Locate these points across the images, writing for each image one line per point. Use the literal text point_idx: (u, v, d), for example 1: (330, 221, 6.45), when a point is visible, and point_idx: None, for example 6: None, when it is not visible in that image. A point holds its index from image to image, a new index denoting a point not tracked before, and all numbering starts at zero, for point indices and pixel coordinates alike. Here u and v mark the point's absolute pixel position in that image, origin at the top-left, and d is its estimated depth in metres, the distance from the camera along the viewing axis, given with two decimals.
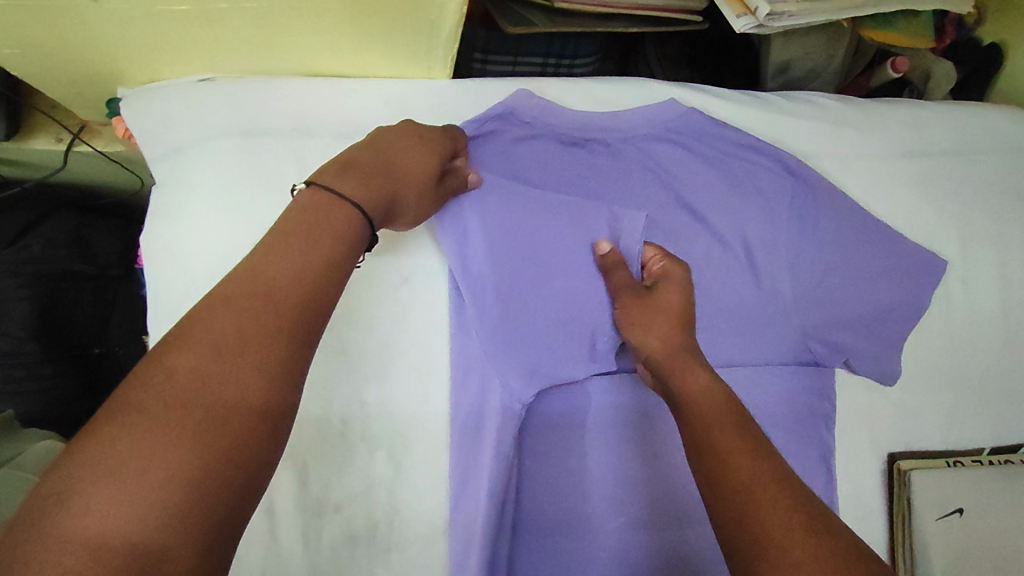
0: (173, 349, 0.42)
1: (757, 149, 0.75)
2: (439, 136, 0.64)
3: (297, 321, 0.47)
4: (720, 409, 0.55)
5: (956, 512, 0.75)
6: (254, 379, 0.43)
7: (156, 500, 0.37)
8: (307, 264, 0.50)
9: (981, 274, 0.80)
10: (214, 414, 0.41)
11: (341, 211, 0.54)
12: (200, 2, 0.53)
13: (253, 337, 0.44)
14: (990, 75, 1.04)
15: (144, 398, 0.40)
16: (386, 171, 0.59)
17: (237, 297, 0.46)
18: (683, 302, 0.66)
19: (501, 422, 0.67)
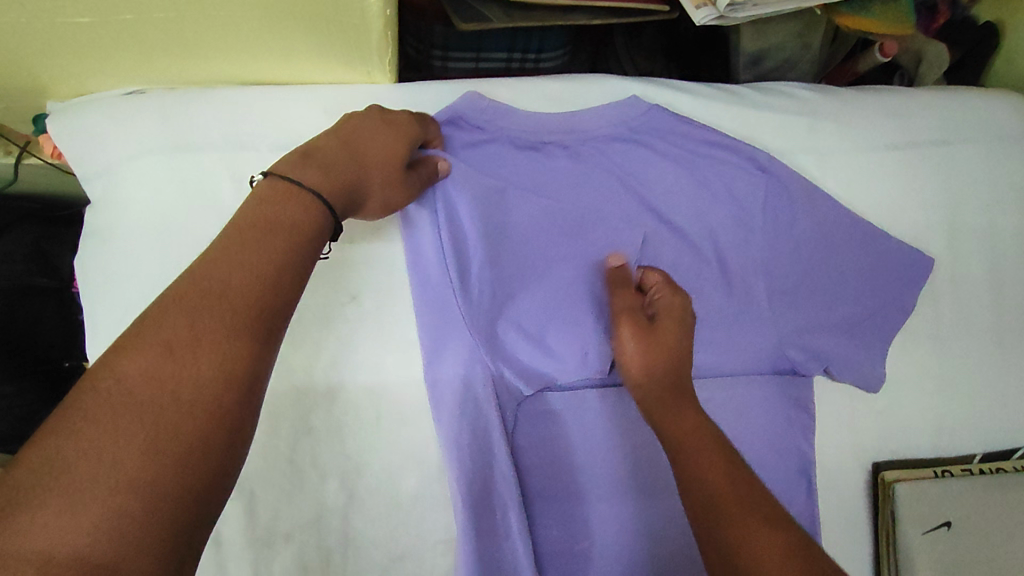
0: (122, 351, 0.39)
1: (726, 145, 0.69)
2: (411, 120, 0.60)
3: (259, 310, 0.44)
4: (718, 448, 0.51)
5: (943, 525, 0.72)
6: (212, 372, 0.40)
7: (108, 508, 0.34)
8: (269, 254, 0.47)
9: (972, 274, 0.75)
10: (170, 412, 0.38)
11: (297, 200, 0.51)
12: (103, 14, 0.51)
13: (210, 334, 0.41)
14: (987, 57, 0.97)
15: (92, 403, 0.37)
16: (350, 157, 0.56)
17: (190, 295, 0.42)
18: (680, 333, 0.62)
19: (458, 447, 0.63)
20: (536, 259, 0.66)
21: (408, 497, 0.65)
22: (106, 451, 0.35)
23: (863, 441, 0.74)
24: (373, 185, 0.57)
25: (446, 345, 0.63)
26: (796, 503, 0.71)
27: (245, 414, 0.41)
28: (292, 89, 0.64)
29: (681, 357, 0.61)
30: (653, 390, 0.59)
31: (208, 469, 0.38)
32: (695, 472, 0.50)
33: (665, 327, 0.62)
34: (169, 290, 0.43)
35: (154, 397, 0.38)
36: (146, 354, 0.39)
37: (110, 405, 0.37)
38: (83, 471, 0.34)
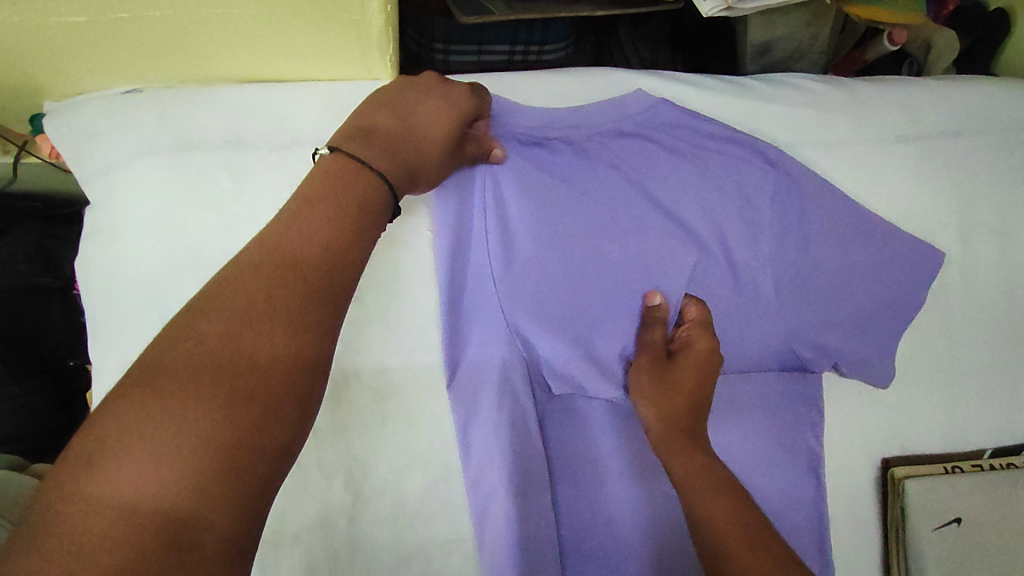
0: (202, 316, 0.42)
1: (732, 139, 0.67)
2: (467, 93, 0.59)
3: (326, 284, 0.46)
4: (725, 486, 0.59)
5: (953, 522, 0.71)
6: (285, 343, 0.43)
7: (191, 465, 0.36)
8: (334, 234, 0.48)
9: (982, 267, 0.74)
10: (244, 382, 0.40)
11: (364, 177, 0.51)
12: (98, 13, 0.50)
13: (282, 305, 0.44)
14: (997, 44, 0.96)
15: (175, 364, 0.39)
16: (408, 135, 0.56)
17: (263, 266, 0.45)
18: (709, 373, 0.65)
19: (482, 446, 0.63)
20: (542, 261, 0.65)
21: (416, 498, 0.64)
22: (188, 411, 0.38)
23: (873, 437, 0.74)
24: (431, 161, 0.57)
25: (455, 340, 0.64)
26: (804, 499, 0.71)
27: (309, 388, 0.44)
28: (292, 86, 0.63)
29: (703, 393, 0.65)
30: (669, 416, 0.64)
31: (274, 441, 0.41)
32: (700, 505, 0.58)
33: (690, 364, 0.65)
34: (240, 262, 0.45)
35: (231, 364, 0.40)
36: (226, 326, 0.42)
37: (191, 368, 0.39)
38: (168, 430, 0.37)
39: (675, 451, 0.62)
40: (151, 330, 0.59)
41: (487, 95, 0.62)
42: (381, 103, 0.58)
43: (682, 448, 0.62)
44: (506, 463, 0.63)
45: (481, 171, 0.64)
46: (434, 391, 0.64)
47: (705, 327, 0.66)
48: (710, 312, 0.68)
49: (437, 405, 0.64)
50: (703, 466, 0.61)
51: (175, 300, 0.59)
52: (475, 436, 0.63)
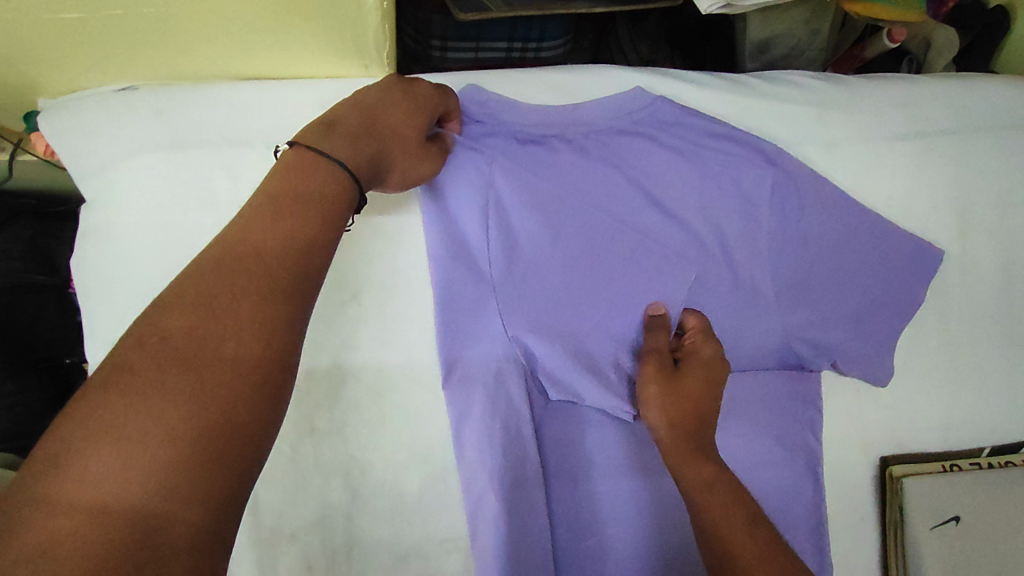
0: (165, 311, 0.40)
1: (731, 137, 0.67)
2: (432, 90, 0.59)
3: (292, 277, 0.44)
4: (740, 499, 0.56)
5: (952, 520, 0.71)
6: (253, 333, 0.41)
7: (159, 461, 0.34)
8: (306, 231, 0.47)
9: (981, 264, 0.74)
10: (216, 376, 0.38)
11: (324, 176, 0.50)
12: (91, 9, 0.50)
13: (245, 297, 0.42)
14: (996, 42, 0.95)
15: (138, 358, 0.37)
16: (375, 129, 0.55)
17: (225, 261, 0.43)
18: (715, 380, 0.64)
19: (479, 447, 0.62)
20: (540, 260, 0.64)
21: (414, 496, 0.64)
22: (157, 407, 0.36)
23: (871, 435, 0.73)
24: (396, 159, 0.57)
25: (454, 341, 0.62)
26: (803, 497, 0.71)
27: (284, 379, 0.42)
28: (288, 83, 0.63)
29: (713, 405, 0.64)
30: (679, 424, 0.62)
31: (251, 431, 0.38)
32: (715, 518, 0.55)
33: (695, 372, 0.64)
34: (203, 258, 0.43)
35: (201, 358, 0.38)
36: (192, 321, 0.40)
37: (158, 364, 0.37)
38: (136, 427, 0.35)
39: (685, 460, 0.60)
40: None
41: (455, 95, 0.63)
42: (344, 99, 0.57)
43: (693, 454, 0.60)
44: (501, 462, 0.63)
45: (477, 168, 0.63)
46: (432, 390, 0.64)
47: (709, 337, 0.66)
48: (704, 316, 0.67)
49: (434, 404, 0.64)
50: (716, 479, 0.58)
51: None
52: (467, 434, 0.62)
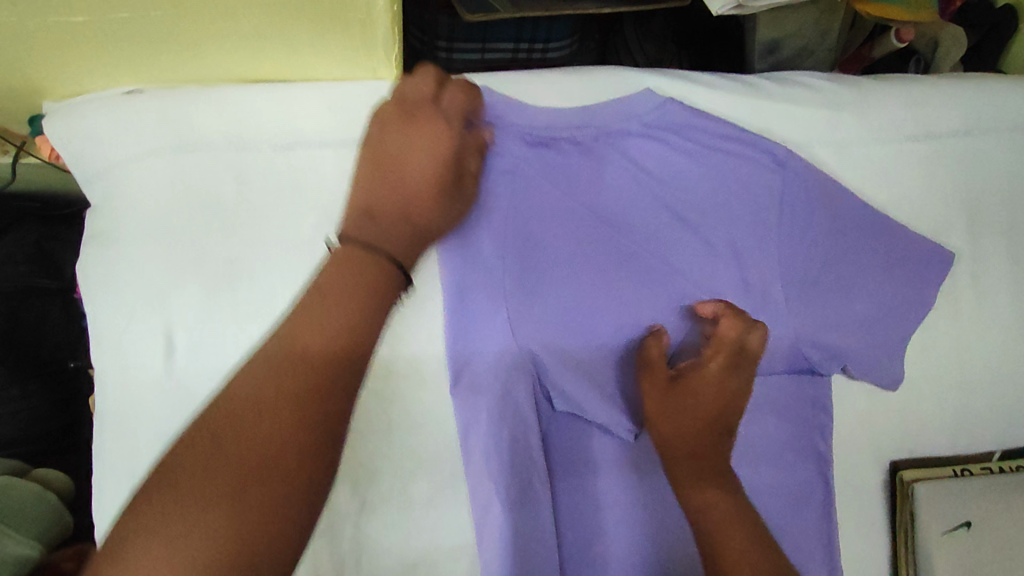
0: (221, 409, 0.44)
1: (743, 140, 0.67)
2: (433, 116, 0.60)
3: (339, 371, 0.47)
4: (746, 512, 0.58)
5: (964, 525, 0.70)
6: (296, 427, 0.44)
7: (199, 556, 0.39)
8: (355, 321, 0.49)
9: (991, 266, 0.73)
10: (263, 464, 0.42)
11: (375, 260, 0.52)
12: (97, 12, 0.49)
13: (292, 395, 0.45)
14: (1004, 41, 0.95)
15: (192, 456, 0.42)
16: (402, 185, 0.58)
17: (276, 358, 0.46)
18: (734, 375, 0.64)
19: (487, 455, 0.61)
20: (550, 264, 0.64)
21: (421, 504, 0.63)
22: (202, 503, 0.40)
23: (881, 439, 0.73)
24: (435, 200, 0.58)
25: (463, 344, 0.61)
26: (813, 503, 0.70)
27: (323, 471, 0.45)
28: (296, 85, 0.62)
29: (729, 413, 0.63)
30: (689, 442, 0.61)
31: (286, 526, 0.42)
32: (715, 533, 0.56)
33: (700, 383, 0.63)
34: (261, 355, 0.47)
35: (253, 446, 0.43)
36: (244, 408, 0.44)
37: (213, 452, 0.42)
38: (182, 522, 0.40)
39: (693, 476, 0.60)
40: (152, 335, 0.58)
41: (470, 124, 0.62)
42: (370, 173, 0.59)
43: (700, 469, 0.60)
44: (508, 469, 0.61)
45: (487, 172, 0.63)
46: (438, 394, 0.63)
47: (740, 316, 0.64)
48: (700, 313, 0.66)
49: (441, 408, 0.63)
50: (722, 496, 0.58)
51: (178, 305, 0.59)
52: (474, 443, 0.61)
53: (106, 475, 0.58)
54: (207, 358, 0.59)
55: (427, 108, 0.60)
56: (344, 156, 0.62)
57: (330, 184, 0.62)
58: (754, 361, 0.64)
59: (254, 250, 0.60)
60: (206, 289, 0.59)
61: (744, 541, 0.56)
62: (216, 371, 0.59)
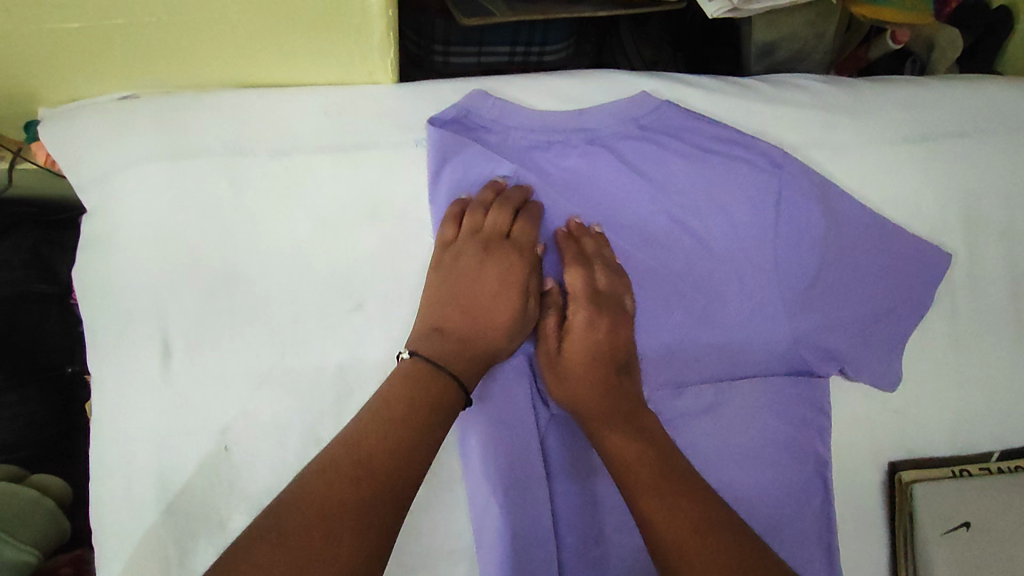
0: (285, 508, 0.45)
1: (738, 142, 0.67)
2: (508, 253, 0.62)
3: (403, 475, 0.49)
4: (648, 439, 0.59)
5: (963, 526, 0.70)
6: (362, 526, 0.45)
7: None
8: (414, 421, 0.52)
9: (988, 266, 0.74)
10: (328, 554, 0.43)
11: (440, 379, 0.55)
12: (93, 18, 0.49)
13: (360, 497, 0.46)
14: (999, 42, 0.95)
15: (259, 552, 0.42)
16: (473, 317, 0.60)
17: (343, 459, 0.48)
18: (605, 313, 0.63)
19: (485, 459, 0.60)
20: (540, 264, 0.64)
21: (419, 508, 0.62)
22: None
23: (880, 441, 0.72)
24: (502, 338, 0.61)
25: None
26: (811, 507, 0.69)
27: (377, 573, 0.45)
28: (291, 91, 0.63)
29: (617, 353, 0.64)
30: (585, 394, 0.61)
31: None
32: (620, 465, 0.57)
33: (581, 333, 0.63)
34: (327, 453, 0.49)
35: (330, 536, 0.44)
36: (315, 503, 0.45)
37: (282, 545, 0.43)
38: None
39: (597, 420, 0.60)
40: (149, 341, 0.58)
41: (532, 222, 0.63)
42: (443, 288, 0.61)
43: (599, 413, 0.60)
44: (505, 474, 0.61)
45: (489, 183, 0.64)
46: None
47: (584, 265, 0.63)
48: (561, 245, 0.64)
49: None
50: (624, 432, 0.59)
51: (175, 310, 0.59)
52: (472, 446, 0.61)
53: (102, 481, 0.58)
54: (204, 363, 0.58)
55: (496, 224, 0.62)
56: (340, 160, 0.62)
57: (326, 188, 0.62)
58: (619, 297, 0.64)
59: (250, 255, 0.60)
60: (202, 294, 0.59)
61: (640, 465, 0.57)
62: (212, 376, 0.58)
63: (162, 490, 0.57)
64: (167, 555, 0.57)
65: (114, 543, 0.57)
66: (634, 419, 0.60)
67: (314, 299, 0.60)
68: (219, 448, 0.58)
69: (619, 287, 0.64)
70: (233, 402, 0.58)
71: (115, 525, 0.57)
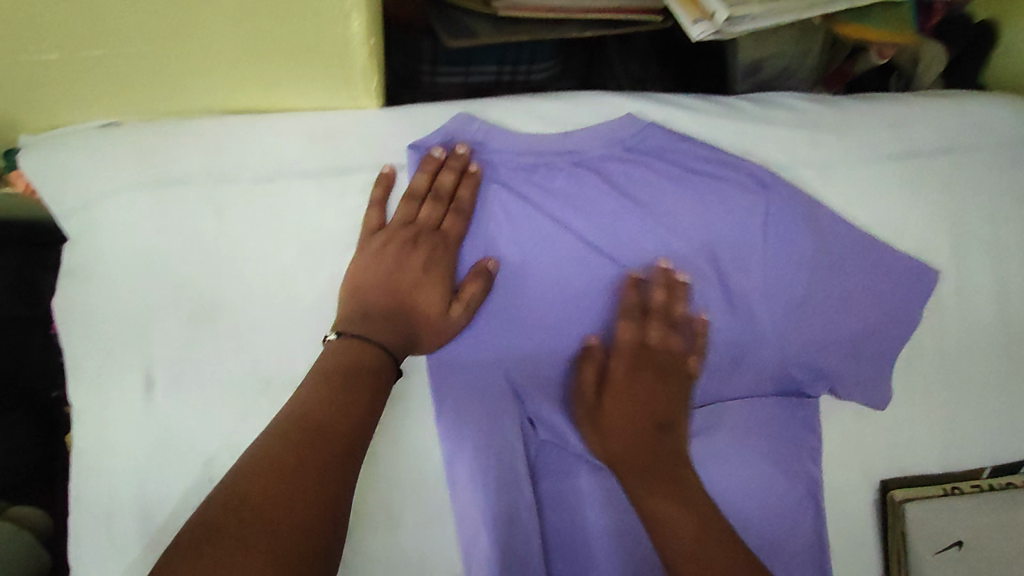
0: (238, 479, 0.46)
1: (725, 164, 0.67)
2: (436, 246, 0.61)
3: (351, 430, 0.51)
4: (692, 509, 0.57)
5: (955, 545, 0.70)
6: (318, 477, 0.47)
7: None
8: (360, 387, 0.54)
9: (976, 282, 0.74)
10: (290, 501, 0.45)
11: (374, 354, 0.56)
12: (70, 49, 0.49)
13: (311, 454, 0.48)
14: (983, 56, 0.95)
15: (221, 517, 0.43)
16: (394, 307, 0.60)
17: (291, 428, 0.49)
18: (643, 366, 0.64)
19: (474, 486, 0.59)
20: (529, 288, 0.64)
21: (409, 537, 0.61)
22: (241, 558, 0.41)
23: (873, 459, 0.72)
24: (430, 319, 0.60)
25: (443, 373, 0.61)
26: (804, 527, 0.68)
27: (337, 513, 0.47)
28: (275, 115, 0.62)
29: (660, 412, 0.63)
30: (620, 449, 0.61)
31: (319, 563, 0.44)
32: (666, 536, 0.57)
33: (625, 389, 0.63)
34: (274, 427, 0.50)
35: (285, 493, 0.45)
36: (266, 465, 0.47)
37: (245, 506, 0.44)
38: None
39: (639, 485, 0.59)
40: (133, 373, 0.57)
41: (466, 200, 0.62)
42: (371, 267, 0.60)
43: (641, 470, 0.60)
44: (493, 501, 0.59)
45: (479, 211, 0.63)
46: (426, 425, 0.62)
47: (633, 319, 0.64)
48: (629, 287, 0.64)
49: (426, 436, 0.62)
50: (662, 497, 0.58)
51: (158, 340, 0.58)
52: (460, 472, 0.60)
53: (83, 516, 0.57)
54: (188, 394, 0.58)
55: (427, 205, 0.61)
56: (326, 185, 0.62)
57: (311, 213, 0.61)
58: (663, 351, 0.65)
59: (234, 283, 0.59)
60: (184, 322, 0.58)
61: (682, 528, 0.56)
62: (196, 407, 0.58)
63: (144, 523, 0.56)
64: None
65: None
66: (678, 485, 0.59)
67: (300, 326, 0.60)
68: (203, 480, 0.57)
69: (670, 342, 0.65)
70: (217, 432, 0.57)
71: (97, 561, 0.56)
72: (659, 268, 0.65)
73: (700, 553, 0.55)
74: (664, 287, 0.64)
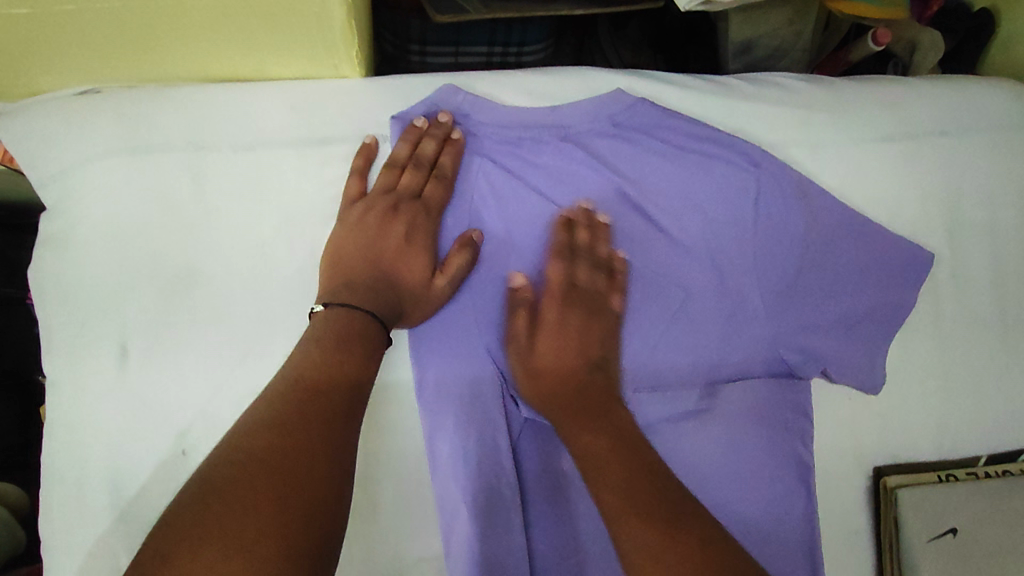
0: (256, 408, 0.47)
1: (716, 139, 0.66)
2: (417, 214, 0.60)
3: (355, 368, 0.52)
4: (631, 454, 0.56)
5: (949, 532, 0.68)
6: (327, 407, 0.49)
7: (273, 501, 0.42)
8: (352, 343, 0.53)
9: (972, 266, 0.72)
10: (304, 423, 0.47)
11: (358, 321, 0.55)
12: (42, 3, 0.48)
13: (320, 388, 0.50)
14: (982, 45, 0.94)
15: (242, 439, 0.45)
16: (377, 276, 0.58)
17: (302, 365, 0.51)
18: (577, 308, 0.61)
19: (455, 461, 0.58)
20: (511, 262, 0.63)
21: (388, 515, 0.60)
22: (264, 470, 0.43)
23: (864, 445, 0.71)
24: (416, 286, 0.58)
25: (421, 347, 0.59)
26: (795, 513, 0.66)
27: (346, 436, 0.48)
28: (256, 84, 0.61)
29: (590, 353, 0.61)
30: (555, 395, 0.59)
31: (334, 477, 0.45)
32: (599, 474, 0.55)
33: (554, 330, 0.61)
34: (284, 368, 0.51)
35: (297, 418, 0.47)
36: (281, 396, 0.48)
37: (262, 428, 0.45)
38: (247, 486, 0.42)
39: (571, 425, 0.58)
40: (107, 342, 0.56)
41: (449, 166, 0.61)
42: (353, 238, 0.59)
43: (576, 422, 0.58)
44: (473, 479, 0.58)
45: (464, 185, 0.63)
46: (407, 401, 0.61)
47: (563, 257, 0.62)
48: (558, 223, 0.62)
49: (406, 413, 0.61)
50: (599, 438, 0.57)
51: (133, 308, 0.57)
52: (440, 447, 0.58)
53: (53, 490, 0.56)
54: (161, 364, 0.56)
55: (409, 171, 0.60)
56: (308, 155, 0.61)
57: (292, 183, 0.60)
58: (595, 292, 0.62)
59: (211, 252, 0.58)
60: (161, 289, 0.57)
61: (630, 491, 0.53)
62: (171, 378, 0.56)
63: (115, 495, 0.55)
64: (120, 564, 0.55)
65: (66, 551, 0.55)
66: (613, 428, 0.57)
67: (280, 296, 0.58)
68: (176, 453, 0.56)
69: (598, 282, 0.62)
70: (192, 403, 0.56)
71: (65, 535, 0.55)
72: (580, 208, 0.63)
73: (640, 493, 0.53)
74: (596, 228, 0.63)
